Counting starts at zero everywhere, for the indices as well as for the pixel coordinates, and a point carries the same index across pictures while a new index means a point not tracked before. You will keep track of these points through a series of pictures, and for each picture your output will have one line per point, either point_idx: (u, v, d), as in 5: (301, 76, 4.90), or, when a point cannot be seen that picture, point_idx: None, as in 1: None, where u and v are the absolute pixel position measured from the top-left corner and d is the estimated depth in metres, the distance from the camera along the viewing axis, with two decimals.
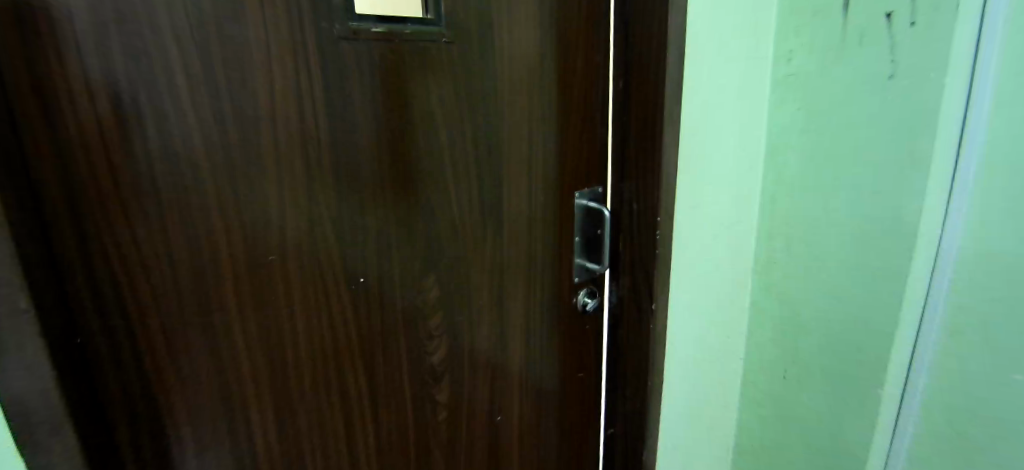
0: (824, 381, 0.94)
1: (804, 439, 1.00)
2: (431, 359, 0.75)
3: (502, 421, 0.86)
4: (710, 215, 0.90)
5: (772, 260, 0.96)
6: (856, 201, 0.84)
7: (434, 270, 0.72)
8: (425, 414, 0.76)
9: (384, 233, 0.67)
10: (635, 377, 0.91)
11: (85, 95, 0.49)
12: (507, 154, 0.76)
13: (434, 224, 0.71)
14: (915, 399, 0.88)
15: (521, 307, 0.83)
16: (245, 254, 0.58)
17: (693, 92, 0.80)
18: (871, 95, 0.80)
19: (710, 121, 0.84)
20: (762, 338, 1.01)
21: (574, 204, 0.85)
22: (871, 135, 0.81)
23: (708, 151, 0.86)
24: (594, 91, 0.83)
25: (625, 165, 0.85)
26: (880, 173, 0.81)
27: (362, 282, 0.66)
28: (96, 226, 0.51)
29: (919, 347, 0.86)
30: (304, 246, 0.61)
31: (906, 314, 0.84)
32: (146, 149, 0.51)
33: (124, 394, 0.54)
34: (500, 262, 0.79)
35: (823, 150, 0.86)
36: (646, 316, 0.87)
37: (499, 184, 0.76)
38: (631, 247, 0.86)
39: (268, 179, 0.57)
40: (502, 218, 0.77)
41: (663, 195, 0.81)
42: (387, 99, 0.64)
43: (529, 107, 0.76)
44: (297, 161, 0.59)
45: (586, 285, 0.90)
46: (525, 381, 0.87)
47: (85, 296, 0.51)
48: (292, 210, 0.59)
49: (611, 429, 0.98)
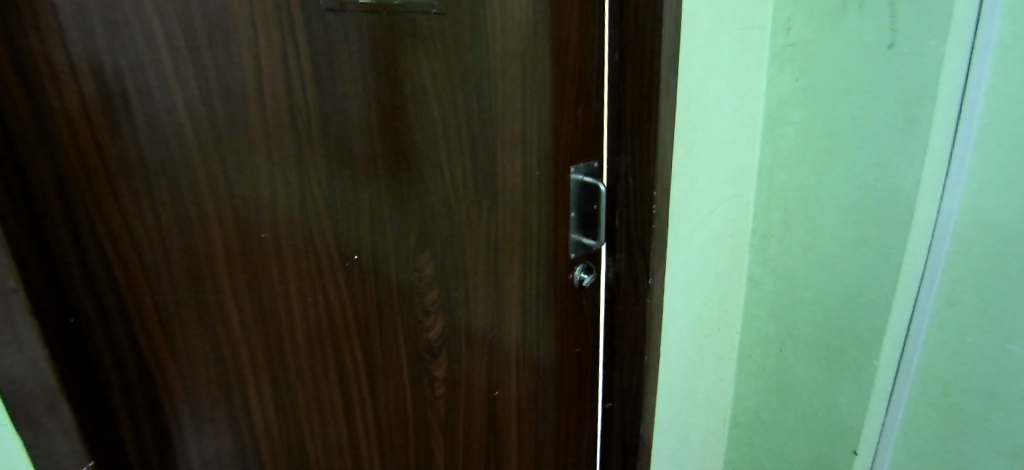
0: (821, 354, 0.95)
1: (800, 412, 1.01)
2: (427, 336, 0.75)
3: (500, 396, 0.87)
4: (707, 188, 0.89)
5: (770, 234, 0.96)
6: (856, 173, 0.83)
7: (429, 246, 0.72)
8: (423, 390, 0.77)
9: (377, 210, 0.66)
10: (632, 351, 0.91)
11: (67, 72, 0.48)
12: (502, 127, 0.75)
13: (427, 200, 0.70)
14: (911, 370, 0.89)
15: (517, 282, 0.83)
16: (237, 232, 0.57)
17: (689, 64, 0.79)
18: (871, 65, 0.79)
19: (706, 93, 0.83)
20: (761, 313, 1.01)
21: (570, 179, 0.85)
22: (871, 106, 0.80)
23: (706, 122, 0.84)
24: (589, 63, 0.81)
25: (620, 139, 0.84)
26: (878, 144, 0.80)
27: (356, 260, 0.66)
28: (84, 204, 0.50)
29: (915, 321, 0.86)
30: (297, 223, 0.61)
31: (902, 287, 0.83)
32: (132, 126, 0.51)
33: (120, 372, 0.55)
34: (494, 238, 0.79)
35: (822, 122, 0.85)
36: (642, 291, 0.87)
37: (492, 159, 0.75)
38: (627, 222, 0.86)
39: (258, 156, 0.57)
40: (497, 193, 0.77)
41: (659, 169, 0.80)
42: (376, 73, 0.63)
43: (522, 80, 0.75)
44: (286, 137, 0.58)
45: (582, 261, 0.90)
46: (522, 356, 0.87)
47: (77, 275, 0.51)
48: (283, 187, 0.59)
49: (608, 404, 0.99)
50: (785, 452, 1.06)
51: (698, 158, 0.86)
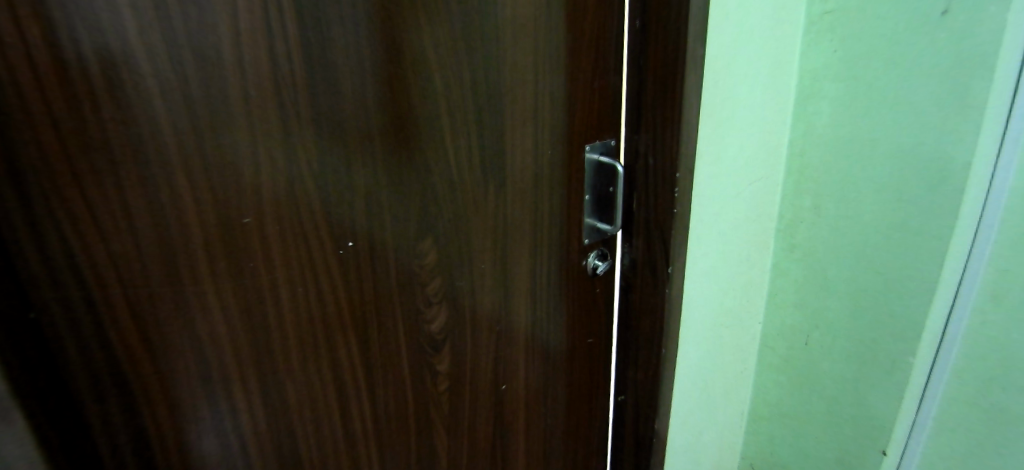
0: (850, 349, 0.88)
1: (825, 409, 0.95)
2: (430, 328, 0.70)
3: (508, 390, 0.81)
4: (733, 169, 0.82)
5: (797, 220, 0.89)
6: (900, 155, 0.76)
7: (431, 232, 0.66)
8: (424, 385, 0.72)
9: (374, 193, 0.60)
10: (648, 343, 0.86)
11: (13, 34, 0.41)
12: (511, 101, 0.68)
13: (430, 182, 0.64)
14: (947, 366, 0.83)
15: (527, 270, 0.77)
16: (217, 217, 0.52)
17: (718, 33, 0.72)
18: (919, 34, 0.71)
19: (736, 66, 0.75)
20: (785, 304, 0.95)
21: (585, 159, 0.78)
22: (921, 80, 0.72)
23: (735, 98, 0.77)
24: (607, 31, 0.74)
25: (639, 116, 0.77)
26: (923, 122, 0.73)
27: (352, 247, 0.60)
28: (39, 185, 0.44)
29: (955, 313, 0.80)
30: (284, 206, 0.55)
31: (945, 280, 0.77)
32: (93, 98, 0.45)
33: (89, 372, 0.49)
34: (501, 222, 0.72)
35: (861, 98, 0.78)
36: (661, 281, 0.81)
37: (501, 136, 0.69)
38: (645, 206, 0.79)
39: (240, 133, 0.51)
40: (506, 172, 0.71)
41: (683, 148, 0.73)
42: (372, 41, 0.56)
43: (535, 49, 0.68)
44: (272, 113, 0.52)
45: (597, 247, 0.84)
46: (531, 347, 0.82)
47: (36, 266, 0.45)
48: (269, 168, 0.53)
49: (621, 397, 0.94)
50: (806, 448, 1.01)
51: (724, 137, 0.79)
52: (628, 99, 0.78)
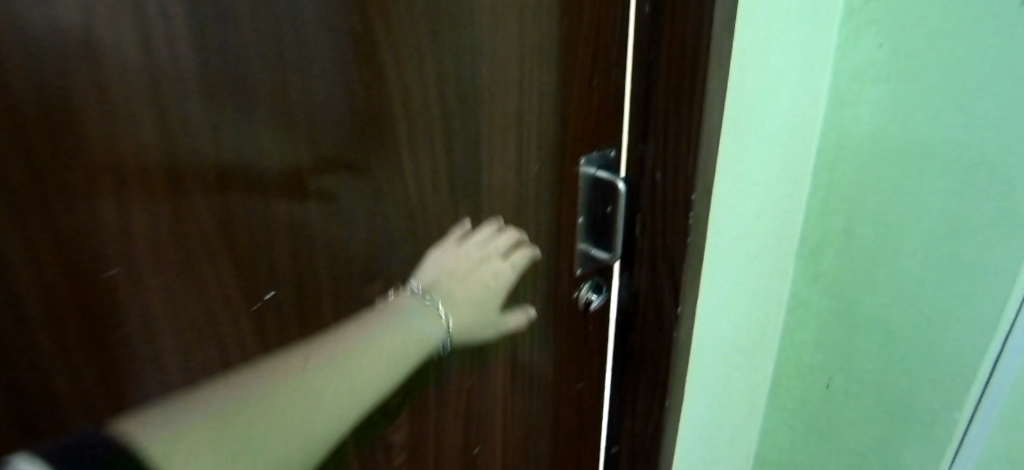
0: (880, 395, 0.77)
1: (846, 456, 0.85)
2: (382, 393, 0.56)
3: (480, 451, 0.70)
4: (755, 187, 0.68)
5: (824, 245, 0.76)
6: (957, 177, 0.63)
7: (380, 275, 0.54)
8: (377, 455, 0.59)
9: (303, 230, 0.47)
10: (648, 392, 0.72)
11: None
12: (483, 108, 0.55)
13: (379, 212, 0.51)
14: (987, 417, 0.73)
15: (508, 311, 0.63)
16: (71, 272, 0.38)
17: (749, 20, 0.58)
18: (994, 28, 0.57)
19: (767, 62, 0.62)
20: (806, 340, 0.82)
21: (580, 173, 0.65)
22: (994, 84, 0.58)
23: (762, 101, 0.63)
24: (610, 18, 0.59)
25: (647, 122, 0.63)
26: (993, 137, 0.60)
27: (271, 298, 0.47)
28: None
29: (1006, 363, 0.68)
30: (172, 252, 0.41)
31: (1006, 324, 0.65)
32: None
33: None
34: (480, 260, 0.58)
35: (913, 104, 0.64)
36: (667, 321, 0.67)
37: (477, 148, 0.56)
38: (651, 232, 0.65)
39: (98, 156, 0.37)
40: (480, 192, 0.58)
41: (701, 163, 0.59)
42: (296, 30, 0.42)
43: (519, 42, 0.55)
44: (145, 128, 0.38)
45: (591, 278, 0.71)
46: (510, 398, 0.69)
47: None
48: (146, 204, 0.39)
49: (615, 447, 0.81)
50: None
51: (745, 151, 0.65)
52: (632, 103, 0.64)
